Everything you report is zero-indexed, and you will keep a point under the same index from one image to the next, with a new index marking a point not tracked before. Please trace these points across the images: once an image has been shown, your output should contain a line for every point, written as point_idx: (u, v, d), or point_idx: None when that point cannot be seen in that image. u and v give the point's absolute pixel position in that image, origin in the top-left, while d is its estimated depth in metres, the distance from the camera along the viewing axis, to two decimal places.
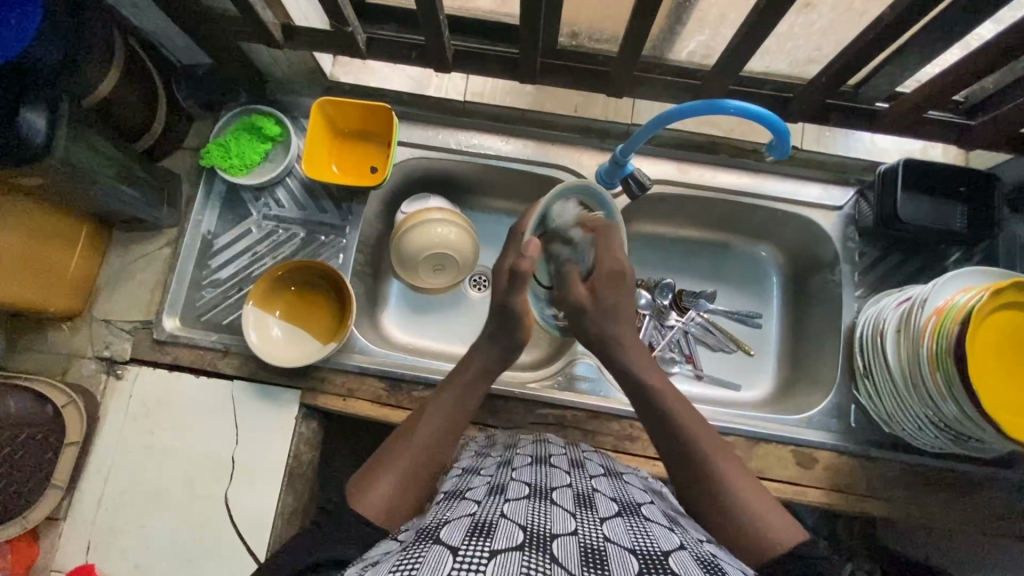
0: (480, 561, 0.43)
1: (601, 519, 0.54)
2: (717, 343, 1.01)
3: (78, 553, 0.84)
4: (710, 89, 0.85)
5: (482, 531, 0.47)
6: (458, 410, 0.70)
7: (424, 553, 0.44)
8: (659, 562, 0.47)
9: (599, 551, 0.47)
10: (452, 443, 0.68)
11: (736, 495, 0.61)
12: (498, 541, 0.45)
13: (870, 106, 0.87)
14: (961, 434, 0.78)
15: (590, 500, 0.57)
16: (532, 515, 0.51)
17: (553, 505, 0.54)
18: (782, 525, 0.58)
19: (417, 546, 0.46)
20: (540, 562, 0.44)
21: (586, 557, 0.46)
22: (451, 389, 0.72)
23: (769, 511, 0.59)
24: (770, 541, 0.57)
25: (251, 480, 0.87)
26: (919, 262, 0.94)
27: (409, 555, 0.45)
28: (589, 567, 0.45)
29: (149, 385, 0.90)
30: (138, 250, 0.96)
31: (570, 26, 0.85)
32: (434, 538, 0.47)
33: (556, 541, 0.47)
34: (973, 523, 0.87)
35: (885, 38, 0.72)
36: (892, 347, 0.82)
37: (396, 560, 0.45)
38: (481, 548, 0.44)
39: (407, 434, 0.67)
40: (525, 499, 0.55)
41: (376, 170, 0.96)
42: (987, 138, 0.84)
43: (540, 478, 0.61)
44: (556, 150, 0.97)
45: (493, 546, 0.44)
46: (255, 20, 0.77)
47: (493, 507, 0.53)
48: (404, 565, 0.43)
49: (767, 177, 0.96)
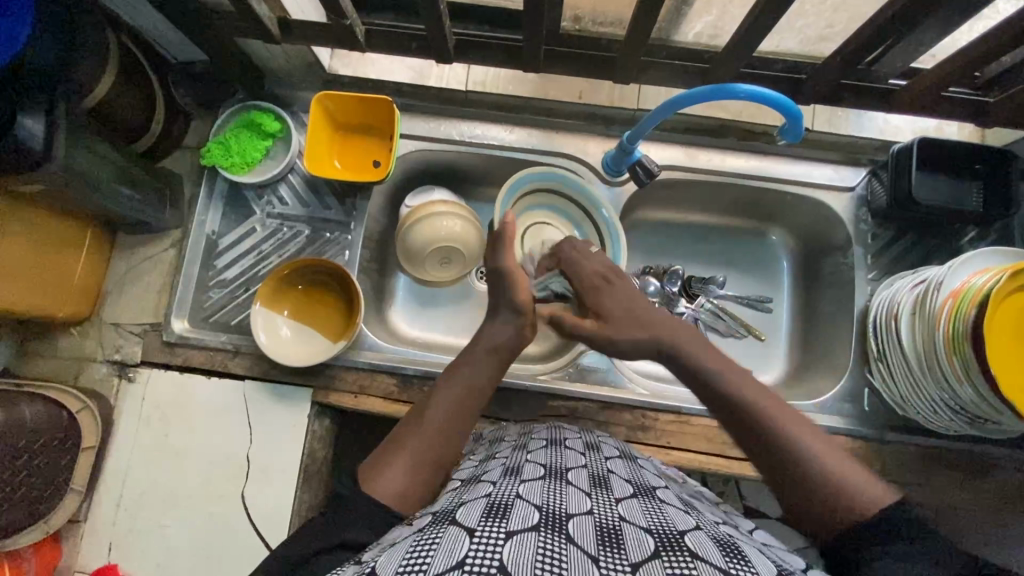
0: (496, 542, 0.42)
1: (616, 499, 0.53)
2: (727, 329, 0.98)
3: (101, 554, 0.85)
4: (720, 72, 0.82)
5: (499, 512, 0.47)
6: (463, 397, 0.68)
7: (441, 534, 0.44)
8: (675, 540, 0.46)
9: (616, 531, 0.47)
10: (465, 427, 0.67)
11: (823, 463, 0.56)
12: (513, 522, 0.45)
13: (884, 85, 0.84)
14: (979, 417, 0.77)
15: (605, 480, 0.57)
16: (547, 495, 0.51)
17: (569, 486, 0.54)
18: (869, 486, 0.55)
19: (434, 528, 0.46)
20: (556, 544, 0.43)
21: (602, 538, 0.46)
22: (462, 368, 0.71)
23: (866, 480, 0.56)
24: (869, 504, 0.53)
25: (267, 478, 0.87)
26: (934, 242, 0.93)
27: (425, 537, 0.44)
28: (605, 547, 0.44)
29: (161, 387, 0.90)
30: (143, 252, 0.95)
31: (573, 9, 0.82)
32: (451, 520, 0.47)
33: (572, 522, 0.47)
34: (986, 505, 0.87)
35: (904, 13, 0.69)
36: (907, 332, 0.82)
37: (412, 542, 0.44)
38: (497, 529, 0.44)
39: (421, 418, 0.66)
40: (541, 478, 0.55)
41: (379, 165, 0.95)
42: (1005, 114, 0.82)
43: (555, 459, 0.60)
44: (560, 138, 0.95)
45: (509, 527, 0.44)
46: (249, 15, 0.75)
47: (509, 487, 0.53)
48: (421, 548, 0.43)
49: (776, 160, 0.94)
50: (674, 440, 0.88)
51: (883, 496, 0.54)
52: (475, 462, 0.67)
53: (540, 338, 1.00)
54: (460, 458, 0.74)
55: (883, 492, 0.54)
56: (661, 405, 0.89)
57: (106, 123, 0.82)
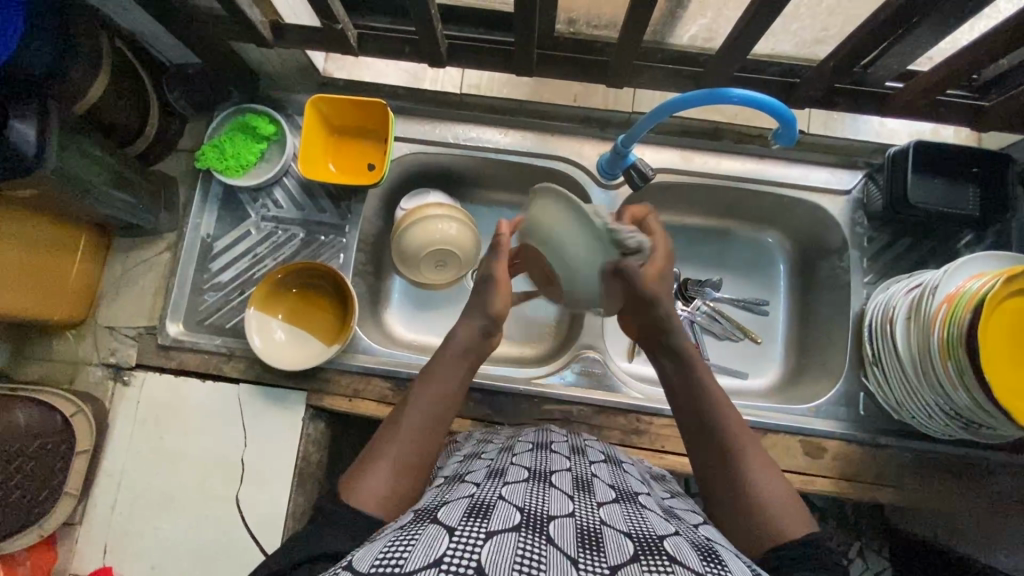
0: (475, 542, 0.42)
1: (598, 502, 0.53)
2: (723, 332, 0.99)
3: (96, 556, 0.86)
4: (715, 76, 0.82)
5: (480, 513, 0.47)
6: (445, 397, 0.69)
7: (420, 531, 0.44)
8: (654, 544, 0.46)
9: (596, 533, 0.47)
10: (443, 430, 0.67)
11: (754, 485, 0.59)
12: (493, 523, 0.45)
13: (880, 88, 0.84)
14: (970, 421, 0.77)
15: (589, 484, 0.57)
16: (530, 497, 0.51)
17: (551, 488, 0.54)
18: (793, 516, 0.56)
19: (414, 525, 0.46)
20: (535, 544, 0.43)
21: (581, 540, 0.45)
22: (438, 368, 0.71)
23: (790, 508, 0.57)
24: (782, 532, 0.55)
25: (261, 481, 0.87)
26: (931, 246, 0.92)
27: (404, 534, 0.44)
28: (584, 549, 0.44)
29: (156, 390, 0.90)
30: (138, 256, 0.95)
31: (567, 13, 0.82)
32: (432, 519, 0.47)
33: (553, 523, 0.47)
34: (983, 509, 0.87)
35: (899, 17, 0.69)
36: (900, 334, 0.81)
37: (391, 538, 0.44)
38: (477, 529, 0.44)
39: (399, 422, 0.65)
40: (525, 481, 0.54)
41: (374, 168, 0.95)
42: (1002, 117, 0.81)
43: (540, 462, 0.60)
44: (555, 140, 0.95)
45: (489, 527, 0.44)
46: (242, 19, 0.75)
47: (492, 489, 0.52)
48: (400, 543, 0.43)
49: (771, 163, 0.93)
50: (668, 444, 0.88)
51: (801, 527, 0.55)
52: (458, 460, 0.67)
53: (535, 341, 1.00)
54: (448, 458, 0.74)
55: (804, 525, 0.56)
56: (655, 408, 0.89)
57: (100, 127, 0.82)
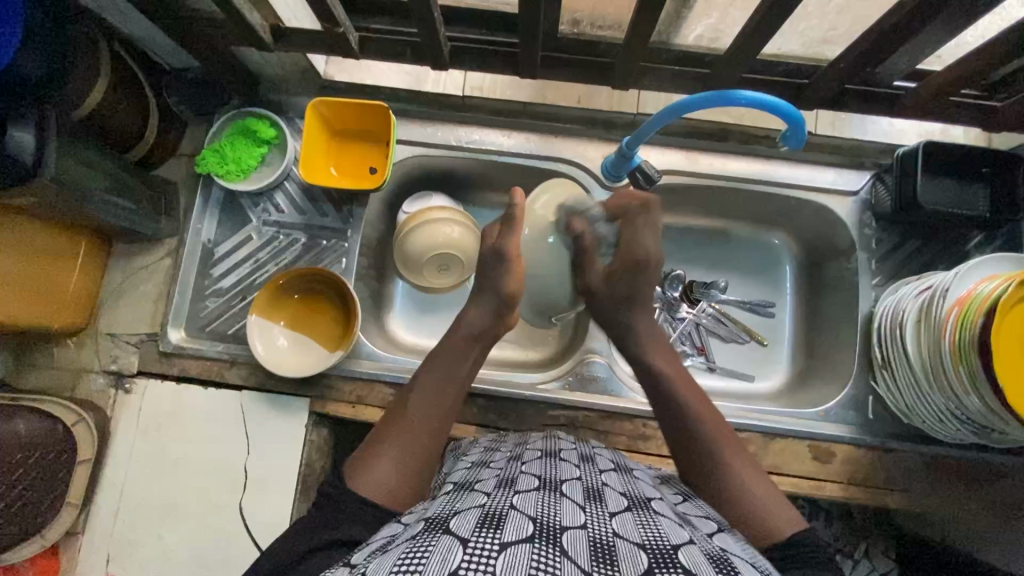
0: (489, 554, 0.41)
1: (611, 513, 0.52)
2: (728, 334, 0.98)
3: (99, 565, 0.85)
4: (721, 77, 0.81)
5: (492, 523, 0.46)
6: (449, 386, 0.69)
7: (433, 542, 0.43)
8: (669, 555, 0.45)
9: (609, 545, 0.46)
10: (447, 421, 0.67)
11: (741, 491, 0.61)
12: (506, 534, 0.44)
13: (889, 88, 0.82)
14: (984, 425, 0.76)
15: (600, 494, 0.56)
16: (542, 507, 0.50)
17: (563, 497, 0.53)
18: (781, 515, 0.59)
19: (426, 536, 0.45)
20: (549, 556, 0.42)
21: (595, 550, 0.45)
22: (443, 358, 0.72)
23: (778, 508, 0.60)
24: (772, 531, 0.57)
25: (265, 489, 0.87)
26: (939, 246, 0.91)
27: (417, 545, 0.43)
28: (599, 561, 0.43)
29: (159, 397, 0.89)
30: (138, 261, 0.94)
31: (570, 13, 0.80)
32: (443, 529, 0.46)
33: (566, 534, 0.46)
34: (994, 514, 0.86)
35: (911, 20, 0.68)
36: (911, 338, 0.80)
37: (404, 548, 0.43)
38: (490, 540, 0.43)
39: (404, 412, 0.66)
40: (536, 490, 0.54)
41: (376, 171, 0.94)
42: (1012, 118, 0.80)
43: (549, 471, 0.59)
44: (559, 142, 0.94)
45: (502, 539, 0.43)
46: (243, 24, 0.74)
47: (503, 498, 0.52)
48: (413, 555, 0.42)
49: (778, 163, 0.92)
50: None
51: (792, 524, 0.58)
52: (466, 468, 0.66)
53: (539, 345, 0.99)
54: (454, 464, 0.73)
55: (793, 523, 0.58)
56: None
57: (99, 133, 0.81)
